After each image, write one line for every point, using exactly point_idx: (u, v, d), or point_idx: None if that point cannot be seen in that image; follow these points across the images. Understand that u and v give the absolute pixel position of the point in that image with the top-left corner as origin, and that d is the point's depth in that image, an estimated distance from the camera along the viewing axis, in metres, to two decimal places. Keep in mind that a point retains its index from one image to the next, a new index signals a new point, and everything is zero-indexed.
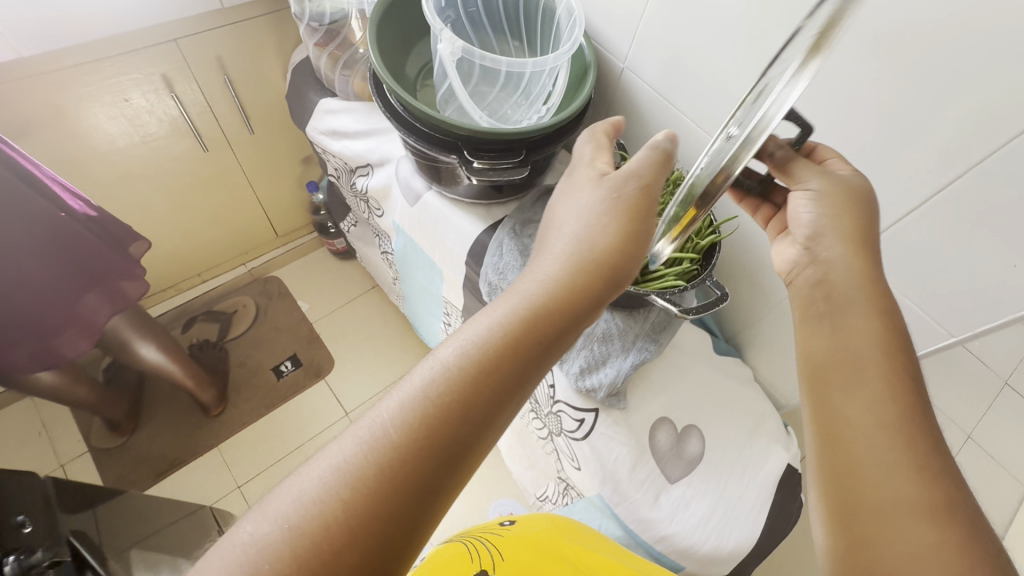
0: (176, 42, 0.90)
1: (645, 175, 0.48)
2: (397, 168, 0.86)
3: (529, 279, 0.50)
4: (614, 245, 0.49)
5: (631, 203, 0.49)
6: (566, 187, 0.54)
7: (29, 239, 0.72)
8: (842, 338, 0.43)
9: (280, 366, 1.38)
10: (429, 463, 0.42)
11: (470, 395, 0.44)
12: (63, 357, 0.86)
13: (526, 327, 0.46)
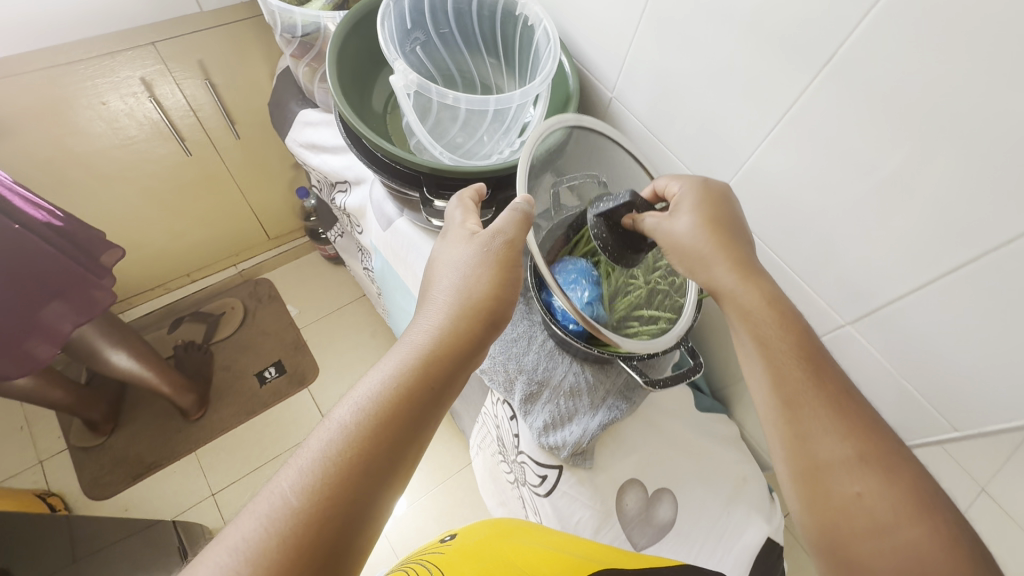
0: (154, 45, 0.87)
1: (508, 233, 0.48)
2: (371, 189, 0.82)
3: (415, 330, 0.47)
4: (493, 294, 0.47)
5: (505, 256, 0.48)
6: (443, 242, 0.51)
7: None
8: (756, 323, 0.46)
9: (264, 372, 1.36)
10: (340, 527, 0.38)
11: (376, 442, 0.40)
12: (14, 374, 0.78)
13: (423, 366, 0.44)
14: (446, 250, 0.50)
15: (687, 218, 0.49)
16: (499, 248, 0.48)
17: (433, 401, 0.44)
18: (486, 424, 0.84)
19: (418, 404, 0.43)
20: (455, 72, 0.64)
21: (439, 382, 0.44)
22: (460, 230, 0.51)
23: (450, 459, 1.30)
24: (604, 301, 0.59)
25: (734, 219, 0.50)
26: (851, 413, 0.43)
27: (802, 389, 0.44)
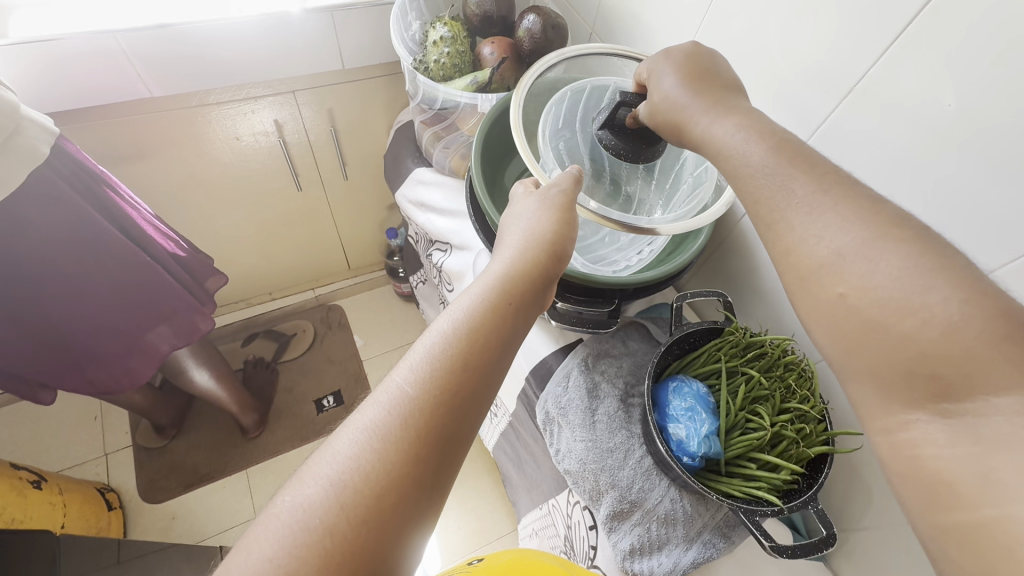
0: (293, 94, 0.92)
1: (563, 182, 0.50)
2: (475, 258, 0.82)
3: (475, 285, 0.45)
4: (563, 227, 0.48)
5: (569, 195, 0.50)
6: (512, 215, 0.51)
7: (113, 275, 0.70)
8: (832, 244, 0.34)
9: (322, 400, 1.37)
10: (453, 422, 0.38)
11: (477, 345, 0.41)
12: (111, 389, 0.82)
13: (482, 320, 0.42)
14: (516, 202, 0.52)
15: (659, 70, 0.45)
16: (558, 198, 0.49)
17: (519, 312, 0.44)
18: (552, 516, 0.80)
19: (479, 356, 0.40)
20: (608, 170, 0.58)
21: (499, 332, 0.42)
22: (528, 197, 0.51)
23: (491, 523, 1.25)
24: (721, 435, 0.55)
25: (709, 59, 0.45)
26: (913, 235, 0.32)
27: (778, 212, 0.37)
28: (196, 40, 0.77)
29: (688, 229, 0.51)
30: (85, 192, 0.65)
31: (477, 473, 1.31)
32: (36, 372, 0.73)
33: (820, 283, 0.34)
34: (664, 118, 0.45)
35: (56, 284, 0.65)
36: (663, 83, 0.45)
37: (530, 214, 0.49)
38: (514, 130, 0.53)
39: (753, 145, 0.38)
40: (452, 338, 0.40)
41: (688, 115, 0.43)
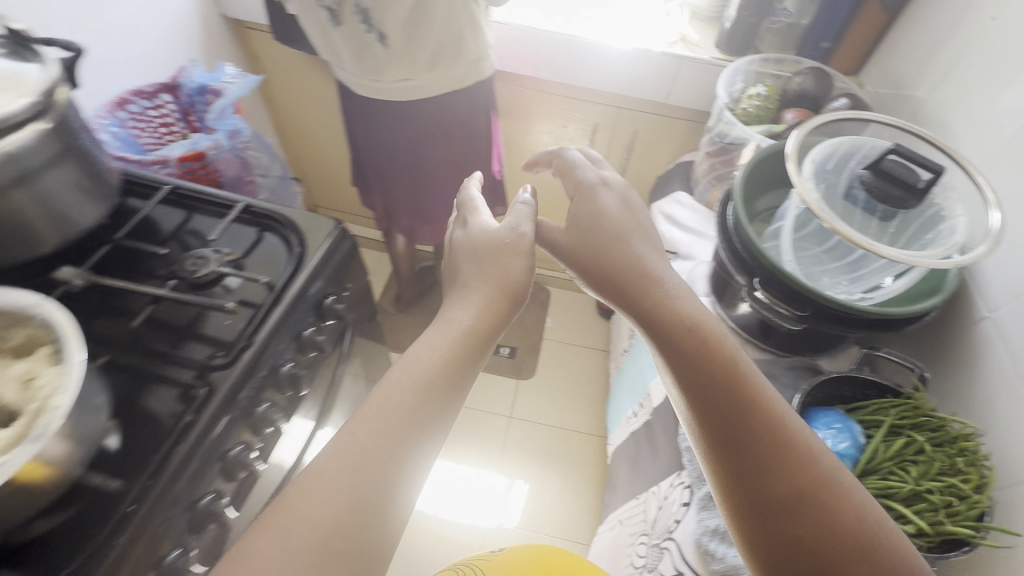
0: (619, 108, 1.21)
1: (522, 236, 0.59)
2: (694, 267, 0.96)
3: (436, 329, 0.53)
4: (514, 283, 0.56)
5: (517, 250, 0.58)
6: (467, 262, 0.58)
7: (463, 167, 1.05)
8: (791, 484, 0.45)
9: (500, 347, 1.65)
10: (386, 479, 0.44)
11: (412, 407, 0.47)
12: (418, 240, 1.21)
13: (429, 371, 0.49)
14: (469, 244, 0.60)
15: (594, 207, 0.59)
16: (517, 241, 0.59)
17: (460, 365, 0.51)
18: (647, 502, 0.87)
19: (419, 410, 0.47)
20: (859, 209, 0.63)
21: (437, 386, 0.49)
22: (501, 241, 0.58)
23: (573, 522, 1.32)
24: (855, 465, 0.57)
25: (627, 220, 0.57)
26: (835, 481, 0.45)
27: (742, 440, 0.47)
28: (583, 53, 1.10)
29: (910, 262, 0.54)
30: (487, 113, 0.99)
31: (584, 476, 1.40)
32: (393, 207, 1.15)
33: (793, 520, 0.44)
34: (619, 283, 0.54)
35: (438, 158, 1.03)
36: (614, 239, 0.56)
37: (512, 271, 0.56)
38: (793, 138, 0.65)
39: (685, 300, 0.53)
40: (403, 394, 0.47)
41: (653, 290, 0.53)
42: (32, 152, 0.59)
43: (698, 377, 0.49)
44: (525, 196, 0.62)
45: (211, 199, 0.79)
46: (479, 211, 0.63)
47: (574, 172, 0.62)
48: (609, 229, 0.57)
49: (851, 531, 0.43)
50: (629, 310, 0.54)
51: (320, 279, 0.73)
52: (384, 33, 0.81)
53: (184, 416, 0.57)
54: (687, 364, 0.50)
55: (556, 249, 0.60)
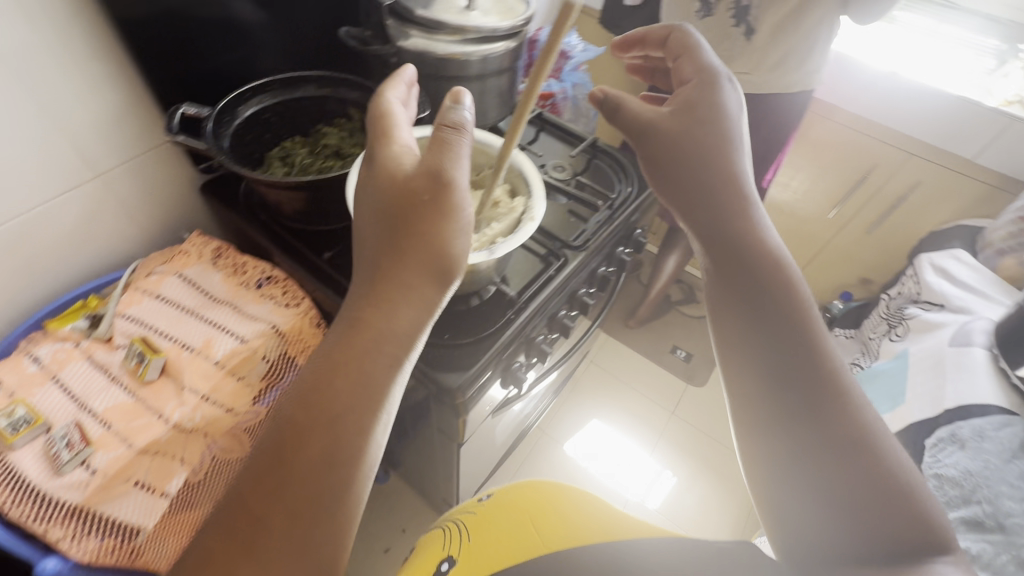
0: (909, 156, 1.18)
1: (437, 160, 0.43)
2: (967, 321, 0.95)
3: (376, 274, 0.42)
4: (423, 244, 0.42)
5: (416, 192, 0.42)
6: (370, 219, 0.44)
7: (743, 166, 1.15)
8: (825, 417, 0.40)
9: (678, 349, 1.70)
10: (289, 464, 0.38)
11: (299, 406, 0.39)
12: None
13: (346, 328, 0.41)
14: (371, 187, 0.45)
15: (719, 101, 0.51)
16: (424, 185, 0.42)
17: (355, 336, 0.41)
18: None
19: (307, 411, 0.39)
20: None
21: (319, 379, 0.40)
22: (405, 196, 0.43)
23: (714, 530, 1.34)
24: None
25: (731, 128, 0.50)
26: (863, 426, 0.40)
27: (791, 371, 0.42)
28: (898, 92, 1.10)
29: None
30: (794, 124, 1.08)
31: (734, 495, 1.40)
32: None
33: (824, 462, 0.39)
34: (690, 183, 0.49)
35: None
36: (705, 164, 0.48)
37: (438, 232, 0.42)
38: None
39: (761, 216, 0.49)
40: (331, 349, 0.41)
41: (740, 202, 0.48)
42: (498, 58, 0.78)
43: (763, 305, 0.45)
44: (463, 114, 0.44)
45: (563, 128, 0.97)
46: (404, 137, 0.47)
47: (699, 55, 0.54)
48: (706, 134, 0.49)
49: (886, 481, 0.38)
50: (698, 220, 0.48)
51: (639, 212, 0.88)
52: (753, 29, 0.94)
53: (547, 272, 0.75)
54: (738, 287, 0.46)
55: (645, 130, 0.50)
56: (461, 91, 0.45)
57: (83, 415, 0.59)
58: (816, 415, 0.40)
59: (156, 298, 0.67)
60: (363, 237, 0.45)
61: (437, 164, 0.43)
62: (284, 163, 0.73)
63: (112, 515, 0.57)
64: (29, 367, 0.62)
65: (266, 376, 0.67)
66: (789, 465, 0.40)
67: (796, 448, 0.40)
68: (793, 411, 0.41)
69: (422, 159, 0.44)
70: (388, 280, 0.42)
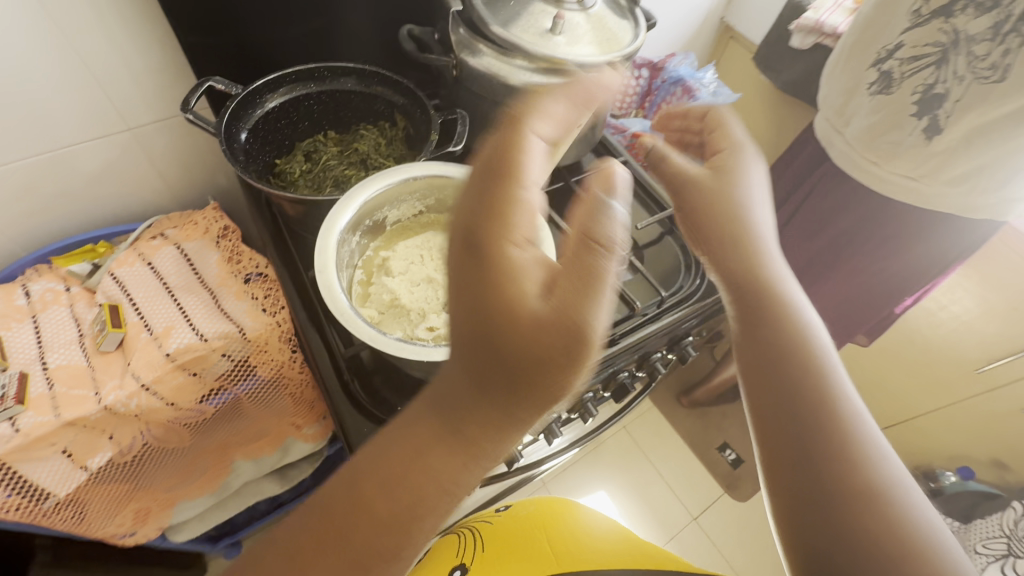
0: None
1: (581, 304, 0.29)
2: None
3: (480, 378, 0.31)
4: (551, 380, 0.30)
5: (543, 325, 0.29)
6: (467, 296, 0.31)
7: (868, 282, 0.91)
8: (829, 464, 0.36)
9: (727, 450, 1.46)
10: (372, 537, 0.31)
11: (378, 479, 0.32)
12: None
13: (441, 403, 0.32)
14: (477, 256, 0.31)
15: (750, 164, 0.47)
16: (562, 319, 0.29)
17: (443, 431, 0.32)
18: None
19: (391, 492, 0.31)
20: None
21: (400, 448, 0.32)
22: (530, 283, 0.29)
23: None
24: None
25: (760, 189, 0.46)
26: (875, 467, 0.36)
27: (799, 432, 0.38)
28: None
29: None
30: (958, 258, 0.80)
31: None
32: None
33: (832, 510, 0.35)
34: (728, 234, 0.45)
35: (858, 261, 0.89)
36: (744, 258, 0.44)
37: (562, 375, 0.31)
38: None
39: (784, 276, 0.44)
40: (414, 428, 0.32)
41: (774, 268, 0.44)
42: None
43: (782, 370, 0.41)
44: (621, 199, 0.32)
45: (646, 185, 0.81)
46: (525, 227, 0.32)
47: (732, 127, 0.50)
48: (738, 198, 0.45)
49: (899, 526, 0.34)
50: (731, 278, 0.44)
51: (696, 317, 0.71)
52: (941, 128, 0.70)
53: None
54: (763, 347, 0.42)
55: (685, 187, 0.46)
56: (616, 179, 0.33)
57: (35, 368, 0.58)
58: (818, 458, 0.37)
59: (146, 266, 0.66)
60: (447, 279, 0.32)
61: (575, 309, 0.29)
62: (308, 160, 0.67)
63: (27, 476, 0.56)
64: (18, 299, 0.63)
65: (221, 377, 0.64)
66: (808, 533, 0.35)
67: (798, 495, 0.37)
68: (793, 461, 0.38)
69: (558, 278, 0.31)
70: (502, 408, 0.31)
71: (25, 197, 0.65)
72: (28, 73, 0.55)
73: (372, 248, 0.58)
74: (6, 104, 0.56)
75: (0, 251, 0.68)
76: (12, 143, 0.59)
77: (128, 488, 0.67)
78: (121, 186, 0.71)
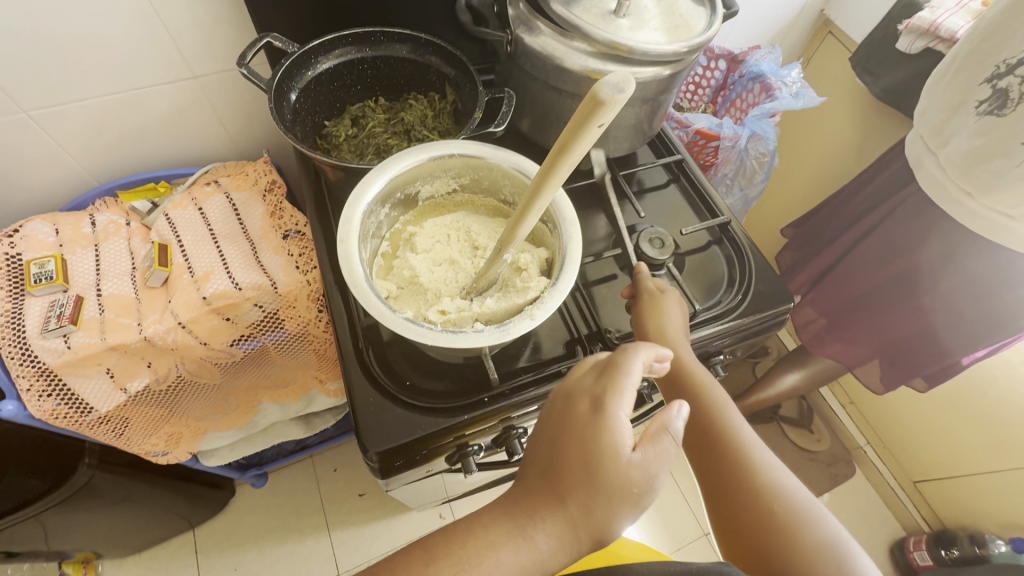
0: None
1: (650, 471, 0.43)
2: None
3: (555, 514, 0.43)
4: (601, 507, 0.43)
5: (617, 479, 0.43)
6: (552, 465, 0.45)
7: (935, 322, 0.82)
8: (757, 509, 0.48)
9: None
10: None
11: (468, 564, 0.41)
12: (804, 340, 1.02)
13: (513, 511, 0.44)
14: (563, 436, 0.45)
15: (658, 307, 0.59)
16: (635, 485, 0.43)
17: (518, 524, 0.43)
18: None
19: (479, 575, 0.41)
20: None
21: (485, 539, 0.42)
22: (622, 500, 0.43)
23: None
24: None
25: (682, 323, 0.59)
26: (792, 504, 0.48)
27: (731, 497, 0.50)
28: None
29: None
30: None
31: None
32: (815, 293, 0.97)
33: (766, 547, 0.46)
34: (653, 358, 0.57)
35: (927, 296, 0.81)
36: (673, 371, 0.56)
37: (614, 519, 0.43)
38: None
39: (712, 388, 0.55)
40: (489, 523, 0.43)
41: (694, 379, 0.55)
42: (641, 84, 0.61)
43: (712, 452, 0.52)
44: (680, 426, 0.45)
45: (700, 188, 0.76)
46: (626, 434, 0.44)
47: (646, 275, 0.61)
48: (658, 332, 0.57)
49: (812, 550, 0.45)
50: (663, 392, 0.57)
51: (732, 338, 0.66)
52: None
53: (561, 364, 0.60)
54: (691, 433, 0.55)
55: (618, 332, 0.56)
56: (680, 409, 0.45)
57: (90, 293, 0.63)
58: (746, 507, 0.49)
59: (197, 211, 0.69)
60: (541, 461, 0.46)
61: (649, 477, 0.43)
62: (355, 125, 0.68)
63: (75, 389, 0.62)
64: (85, 227, 0.69)
65: (253, 325, 0.67)
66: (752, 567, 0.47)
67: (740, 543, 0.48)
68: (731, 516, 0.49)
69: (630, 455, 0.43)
70: (555, 504, 0.43)
71: (97, 130, 0.69)
72: (105, 13, 0.58)
73: (402, 221, 0.58)
74: (85, 40, 0.59)
75: (73, 178, 0.73)
76: (88, 80, 0.63)
77: (164, 413, 0.73)
78: (185, 131, 0.75)
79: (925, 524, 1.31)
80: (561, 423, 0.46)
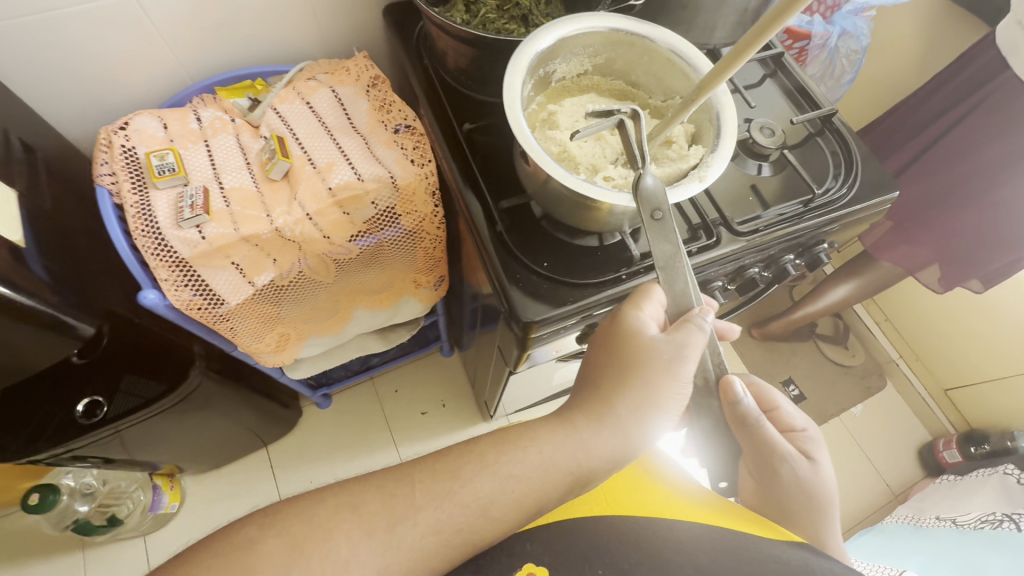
0: None
1: (669, 349, 0.48)
2: None
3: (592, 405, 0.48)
4: (625, 390, 0.47)
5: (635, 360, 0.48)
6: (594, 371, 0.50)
7: (1011, 215, 0.85)
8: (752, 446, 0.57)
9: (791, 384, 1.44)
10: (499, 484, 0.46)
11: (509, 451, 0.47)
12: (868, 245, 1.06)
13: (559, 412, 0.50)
14: (599, 347, 0.51)
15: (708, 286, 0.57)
16: (657, 360, 0.47)
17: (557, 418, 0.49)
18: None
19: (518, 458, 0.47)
20: None
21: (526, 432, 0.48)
22: (650, 364, 0.47)
23: None
24: None
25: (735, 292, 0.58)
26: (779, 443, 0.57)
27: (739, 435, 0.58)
28: None
29: None
30: None
31: None
32: None
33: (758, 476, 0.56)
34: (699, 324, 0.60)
35: (1007, 188, 0.84)
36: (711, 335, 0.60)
37: (640, 400, 0.47)
38: None
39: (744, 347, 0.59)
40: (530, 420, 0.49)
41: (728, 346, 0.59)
42: None
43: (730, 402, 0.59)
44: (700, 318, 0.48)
45: (800, 82, 0.75)
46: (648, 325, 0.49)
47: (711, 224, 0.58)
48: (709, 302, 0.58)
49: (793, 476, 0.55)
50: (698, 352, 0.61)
51: (839, 224, 0.69)
52: None
53: (688, 246, 0.62)
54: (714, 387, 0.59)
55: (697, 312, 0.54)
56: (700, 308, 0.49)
57: (214, 185, 0.64)
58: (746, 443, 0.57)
59: (305, 105, 0.68)
60: (583, 377, 0.52)
61: (667, 355, 0.47)
62: (467, 11, 0.66)
63: (208, 280, 0.63)
64: (192, 122, 0.67)
65: (369, 222, 0.68)
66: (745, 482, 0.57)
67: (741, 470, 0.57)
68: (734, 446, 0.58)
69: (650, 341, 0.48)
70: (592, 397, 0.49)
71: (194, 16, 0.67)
72: None
73: (537, 102, 0.58)
74: None
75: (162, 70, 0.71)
76: None
77: (277, 313, 0.74)
78: (276, 25, 0.72)
79: (950, 428, 1.41)
80: (603, 338, 0.51)
